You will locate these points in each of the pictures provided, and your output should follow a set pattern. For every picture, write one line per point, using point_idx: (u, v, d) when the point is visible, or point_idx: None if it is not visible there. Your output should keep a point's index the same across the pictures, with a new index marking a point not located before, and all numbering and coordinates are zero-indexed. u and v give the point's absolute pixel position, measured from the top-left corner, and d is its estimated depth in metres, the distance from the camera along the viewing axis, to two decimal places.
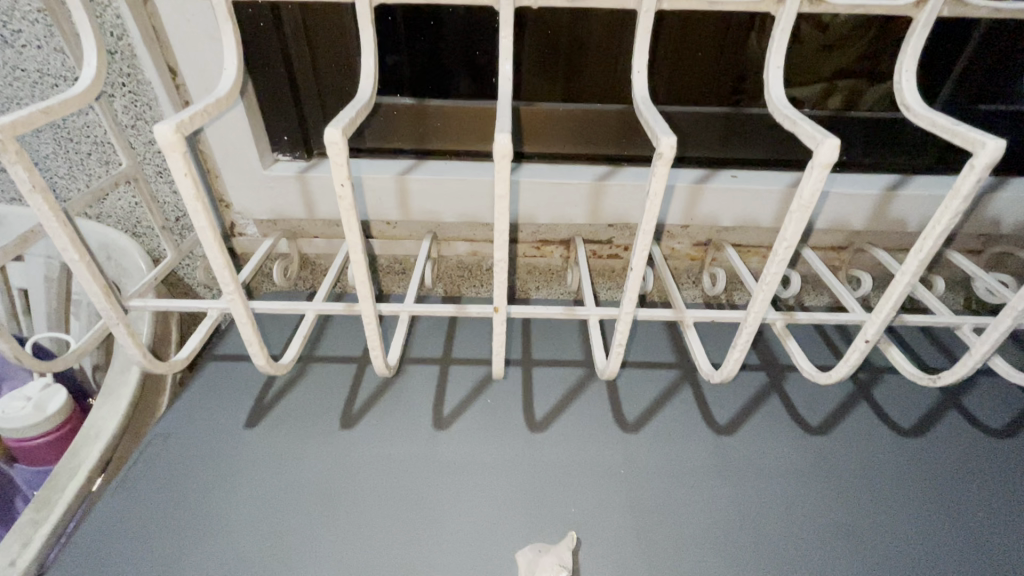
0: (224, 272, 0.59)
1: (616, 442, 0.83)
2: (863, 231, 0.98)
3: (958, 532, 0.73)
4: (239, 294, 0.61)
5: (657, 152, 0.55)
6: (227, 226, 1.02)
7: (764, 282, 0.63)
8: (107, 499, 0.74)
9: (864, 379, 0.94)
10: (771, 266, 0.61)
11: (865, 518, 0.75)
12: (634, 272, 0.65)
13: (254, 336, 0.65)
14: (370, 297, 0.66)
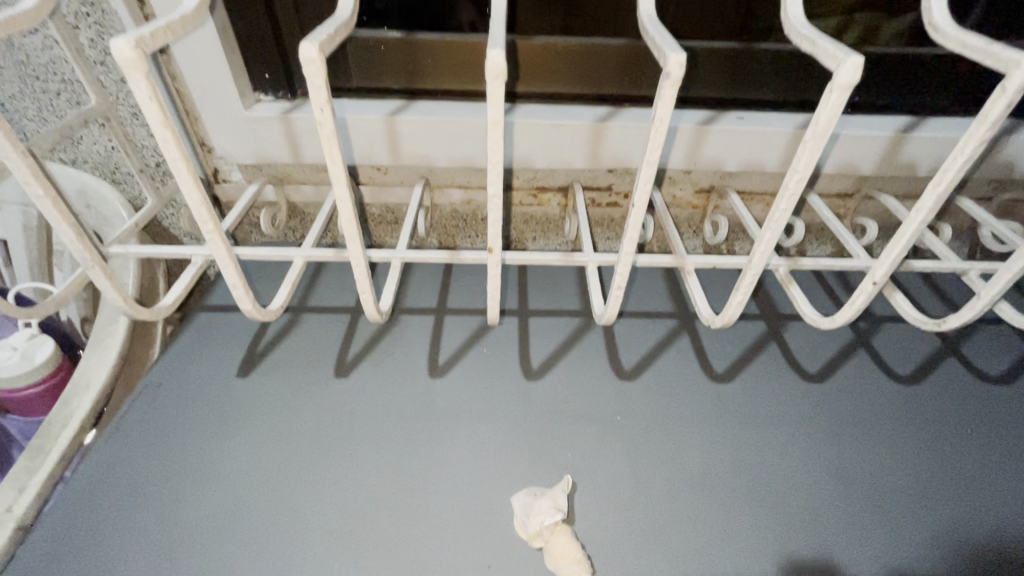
0: (201, 210, 0.55)
1: (613, 390, 0.82)
2: (872, 176, 0.95)
3: (948, 475, 0.74)
4: (219, 233, 0.57)
5: (665, 71, 0.50)
6: (210, 172, 0.97)
7: (772, 219, 0.60)
8: (101, 446, 0.73)
9: (864, 327, 0.93)
10: (781, 201, 0.58)
11: (858, 462, 0.75)
12: (636, 209, 0.62)
13: (238, 279, 0.62)
14: (358, 237, 0.62)
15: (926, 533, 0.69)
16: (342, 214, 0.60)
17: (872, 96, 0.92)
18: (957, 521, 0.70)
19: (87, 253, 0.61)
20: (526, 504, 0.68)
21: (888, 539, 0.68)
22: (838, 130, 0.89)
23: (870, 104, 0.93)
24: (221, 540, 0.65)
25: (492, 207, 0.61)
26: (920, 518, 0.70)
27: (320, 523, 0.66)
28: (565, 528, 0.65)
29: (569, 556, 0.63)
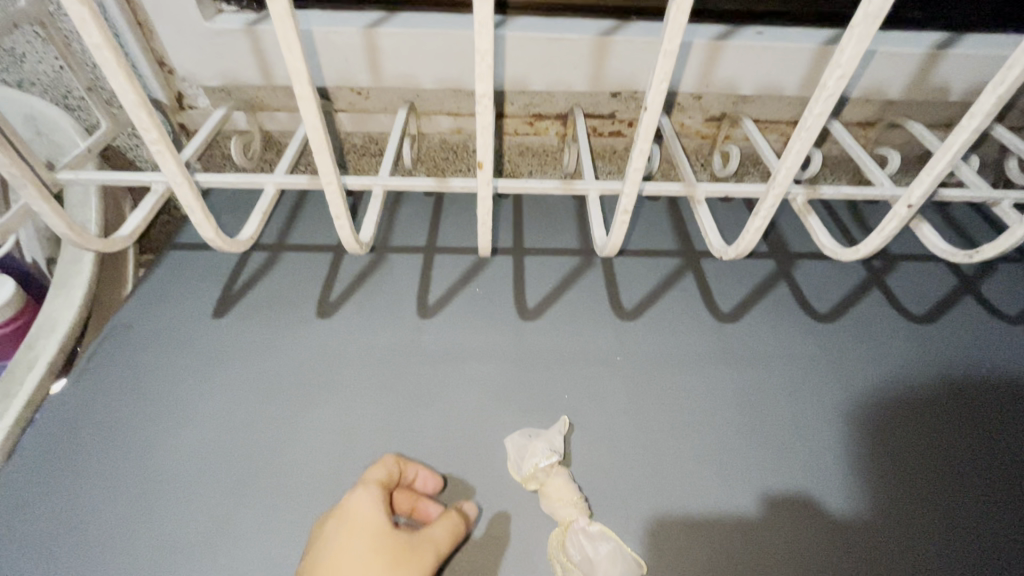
0: (139, 113, 0.45)
1: (613, 330, 0.78)
2: (898, 101, 0.87)
3: (955, 413, 0.72)
4: (166, 145, 0.48)
5: None
6: (173, 96, 0.88)
7: (803, 127, 0.51)
8: (69, 390, 0.69)
9: (879, 265, 0.88)
10: (816, 104, 0.49)
11: (865, 400, 0.72)
12: (649, 112, 0.53)
13: (195, 199, 0.52)
14: (327, 149, 0.52)
15: (929, 469, 0.67)
16: (306, 121, 0.50)
17: (906, 8, 0.83)
18: (962, 458, 0.68)
19: (18, 170, 0.53)
20: (520, 448, 0.65)
21: (890, 476, 0.66)
22: (871, 47, 0.80)
23: (903, 18, 0.84)
24: (201, 483, 0.62)
25: (482, 111, 0.49)
26: (925, 455, 0.68)
27: (305, 466, 0.64)
28: (561, 470, 0.63)
29: (566, 497, 0.61)
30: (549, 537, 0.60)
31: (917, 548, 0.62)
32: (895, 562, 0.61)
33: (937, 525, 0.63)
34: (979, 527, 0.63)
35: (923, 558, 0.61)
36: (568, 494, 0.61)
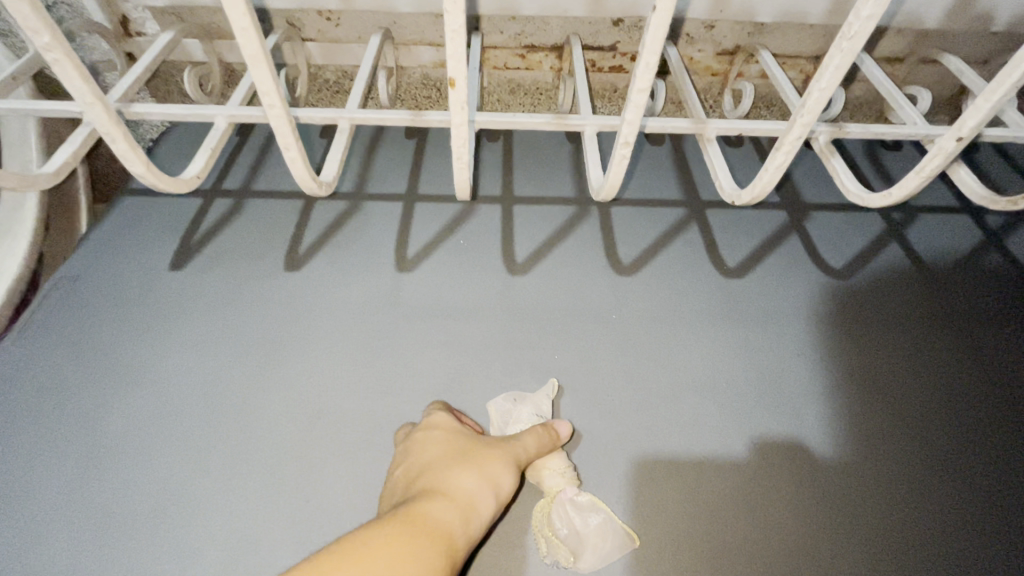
0: (21, 7, 0.35)
1: (608, 285, 0.71)
2: (932, 32, 0.78)
3: (969, 369, 0.67)
4: (66, 54, 0.38)
5: None
6: (117, 20, 0.77)
7: (844, 40, 0.40)
8: (9, 348, 0.63)
9: (899, 217, 0.81)
10: (864, 8, 0.37)
11: (873, 357, 0.67)
12: (657, 16, 0.40)
13: (110, 122, 0.43)
14: (264, 61, 0.41)
15: (950, 429, 0.63)
16: (231, 19, 0.37)
17: None
18: (984, 417, 0.64)
19: None
20: (506, 413, 0.61)
21: (909, 436, 0.62)
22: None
23: None
24: (156, 448, 0.57)
25: (450, 9, 0.39)
26: (947, 416, 0.64)
27: (271, 431, 0.58)
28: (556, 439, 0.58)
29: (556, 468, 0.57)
30: (532, 510, 0.56)
31: (938, 510, 0.58)
32: (915, 525, 0.57)
33: (952, 484, 0.59)
34: (996, 486, 0.59)
35: (945, 519, 0.57)
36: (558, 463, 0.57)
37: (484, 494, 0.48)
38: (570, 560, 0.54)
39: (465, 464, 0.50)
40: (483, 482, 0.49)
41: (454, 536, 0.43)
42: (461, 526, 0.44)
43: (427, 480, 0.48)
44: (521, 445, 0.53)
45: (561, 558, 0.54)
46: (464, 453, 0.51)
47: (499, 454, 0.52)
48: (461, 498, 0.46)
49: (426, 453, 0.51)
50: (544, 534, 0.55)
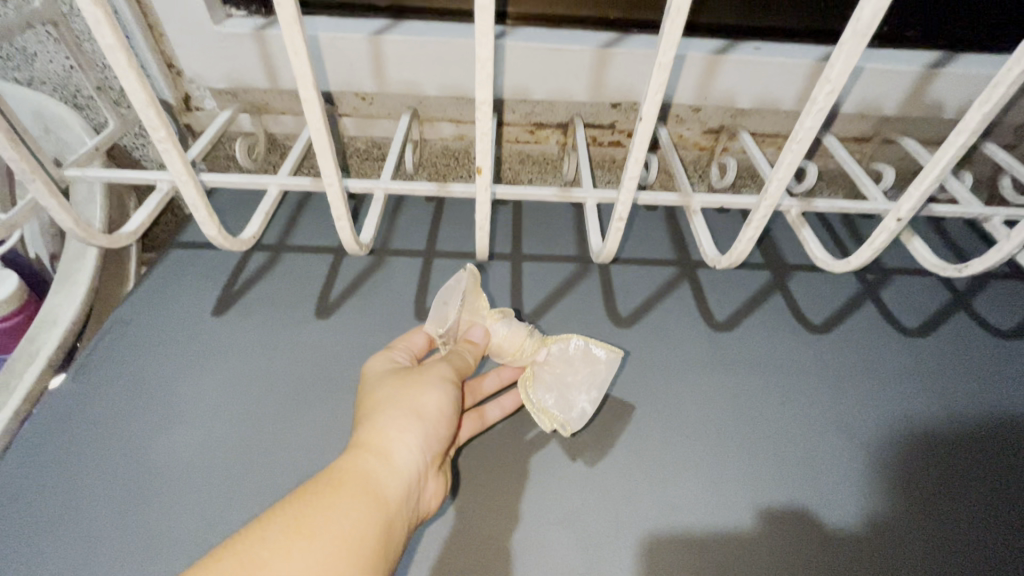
0: (149, 113, 0.48)
1: (608, 336, 0.79)
2: (894, 118, 0.88)
3: (965, 441, 0.71)
4: (175, 145, 0.51)
5: None
6: (180, 98, 0.89)
7: (794, 141, 0.51)
8: (66, 385, 0.70)
9: (873, 279, 0.89)
10: (806, 119, 0.49)
11: (868, 421, 0.72)
12: (645, 122, 0.53)
13: (198, 196, 0.55)
14: (328, 152, 0.56)
15: (955, 475, 0.68)
16: (310, 121, 0.52)
17: (897, 29, 0.85)
18: (1003, 489, 0.67)
19: (25, 164, 0.54)
20: (438, 316, 0.70)
21: (912, 506, 0.65)
22: (862, 64, 0.82)
23: (899, 36, 0.86)
24: (194, 478, 0.63)
25: (481, 117, 0.52)
26: (947, 459, 0.69)
27: (299, 465, 0.64)
28: (504, 317, 0.72)
29: (516, 341, 0.71)
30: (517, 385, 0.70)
31: None
32: None
33: (955, 556, 0.61)
34: (998, 560, 0.61)
35: None
36: (517, 338, 0.71)
37: (411, 429, 0.54)
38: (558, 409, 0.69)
39: (390, 407, 0.56)
40: (407, 418, 0.55)
41: (384, 480, 0.50)
42: (388, 466, 0.51)
43: (358, 430, 0.54)
44: (435, 372, 0.61)
45: (561, 421, 0.68)
46: (392, 394, 0.57)
47: (421, 388, 0.58)
48: (384, 444, 0.53)
49: (363, 402, 0.58)
50: (535, 404, 0.69)
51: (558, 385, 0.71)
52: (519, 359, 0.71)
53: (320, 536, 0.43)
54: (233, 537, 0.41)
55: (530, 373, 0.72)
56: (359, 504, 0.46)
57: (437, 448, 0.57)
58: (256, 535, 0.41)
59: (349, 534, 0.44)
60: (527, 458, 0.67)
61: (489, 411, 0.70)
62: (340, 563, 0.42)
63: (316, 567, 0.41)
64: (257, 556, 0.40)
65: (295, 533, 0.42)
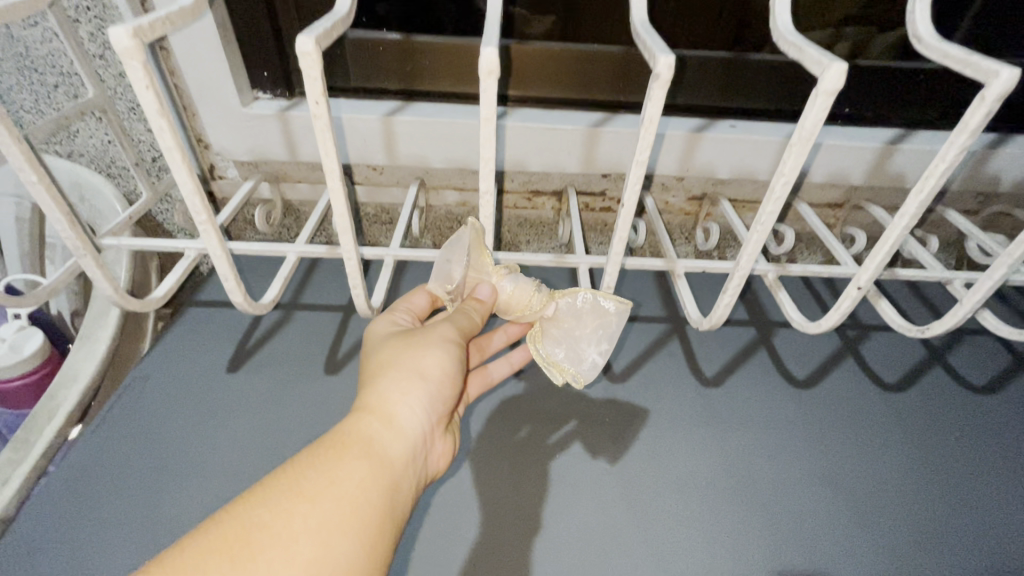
0: (195, 201, 0.55)
1: (602, 391, 0.83)
2: (860, 187, 0.97)
3: (948, 502, 0.73)
4: (213, 225, 0.58)
5: (653, 73, 0.49)
6: (206, 168, 0.97)
7: (758, 223, 0.58)
8: (86, 439, 0.73)
9: (852, 335, 0.94)
10: (767, 205, 0.56)
11: (854, 481, 0.75)
12: (625, 209, 0.60)
13: (229, 269, 0.62)
14: (349, 231, 0.63)
15: (939, 536, 0.70)
16: (335, 210, 0.60)
17: (859, 109, 0.94)
18: (987, 554, 0.69)
19: (79, 242, 0.61)
20: (444, 273, 0.67)
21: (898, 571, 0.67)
22: (819, 140, 0.91)
23: (860, 114, 0.95)
24: None
25: (484, 202, 0.61)
26: (930, 514, 0.72)
27: None
28: (511, 272, 0.66)
29: (525, 298, 0.65)
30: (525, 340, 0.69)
31: None
32: None
33: None
34: None
35: None
36: (524, 294, 0.65)
37: (413, 391, 0.55)
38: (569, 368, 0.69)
39: (393, 370, 0.56)
40: (410, 381, 0.55)
41: (387, 443, 0.51)
42: (391, 430, 0.52)
43: (363, 393, 0.55)
44: (436, 333, 0.60)
45: (572, 374, 0.68)
46: (395, 358, 0.57)
47: (424, 349, 0.58)
48: (387, 407, 0.54)
49: (369, 364, 0.59)
50: (545, 358, 0.68)
51: (569, 339, 0.69)
52: (527, 316, 0.66)
53: (322, 499, 0.44)
54: (237, 498, 0.43)
55: (540, 327, 0.69)
56: (361, 467, 0.48)
57: (440, 409, 0.58)
58: (259, 499, 0.43)
59: (351, 496, 0.46)
60: (525, 514, 0.70)
61: (493, 371, 0.77)
62: (341, 523, 0.44)
63: (317, 530, 0.43)
64: (259, 518, 0.42)
65: (296, 496, 0.44)
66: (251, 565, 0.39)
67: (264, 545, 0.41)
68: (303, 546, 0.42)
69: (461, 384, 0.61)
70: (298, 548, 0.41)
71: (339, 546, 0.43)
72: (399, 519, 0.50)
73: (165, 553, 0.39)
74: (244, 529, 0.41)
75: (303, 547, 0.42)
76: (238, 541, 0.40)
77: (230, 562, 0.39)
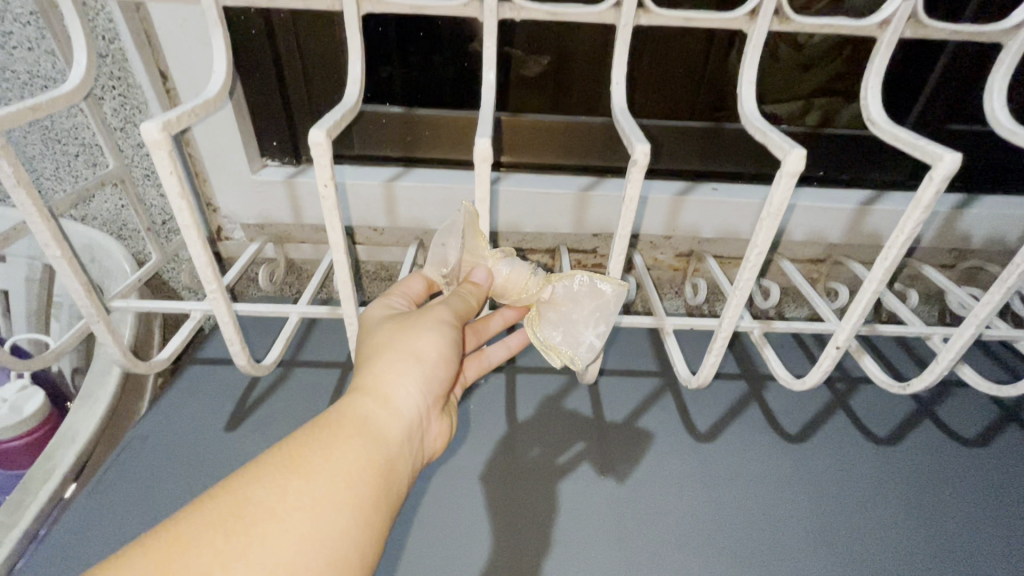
0: (207, 270, 0.59)
1: (597, 448, 0.83)
2: (840, 244, 1.01)
3: (950, 561, 0.72)
4: (223, 293, 0.62)
5: (631, 158, 0.54)
6: (214, 230, 1.01)
7: (738, 287, 0.61)
8: (82, 502, 0.73)
9: (842, 388, 0.96)
10: (744, 272, 0.59)
11: (854, 540, 0.74)
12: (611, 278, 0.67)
13: (234, 332, 0.66)
14: (351, 294, 0.67)
15: None
16: (339, 277, 0.64)
17: (833, 172, 1.00)
18: None
19: (93, 308, 0.64)
20: (440, 257, 0.66)
21: None
22: (793, 202, 0.96)
23: (834, 177, 1.01)
24: None
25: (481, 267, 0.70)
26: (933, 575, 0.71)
27: None
28: (507, 256, 0.66)
29: (521, 281, 0.65)
30: (522, 323, 0.68)
31: None
32: None
33: None
34: None
35: None
36: (520, 277, 0.65)
37: (409, 373, 0.54)
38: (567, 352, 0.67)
39: (388, 351, 0.55)
40: (406, 362, 0.54)
41: (383, 422, 0.50)
42: (387, 410, 0.51)
43: (359, 374, 0.54)
44: (433, 315, 0.58)
45: (568, 356, 0.67)
46: (390, 340, 0.56)
47: (419, 331, 0.56)
48: (383, 388, 0.53)
49: (365, 345, 0.57)
50: (542, 342, 0.67)
51: (566, 323, 0.67)
52: (524, 300, 0.66)
53: (316, 477, 0.43)
54: (232, 475, 0.42)
55: (537, 311, 0.68)
56: (356, 446, 0.47)
57: (437, 390, 0.57)
58: (253, 476, 0.42)
59: (346, 473, 0.45)
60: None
61: (489, 355, 0.76)
62: (337, 500, 0.43)
63: (312, 506, 0.42)
64: (254, 493, 0.41)
65: (291, 472, 0.43)
66: (246, 539, 0.39)
67: (259, 519, 0.40)
68: (297, 520, 0.41)
69: (457, 366, 0.60)
70: (292, 523, 0.40)
71: (335, 521, 0.42)
72: (396, 498, 0.49)
73: (159, 527, 0.38)
74: (239, 504, 0.40)
75: (298, 521, 0.41)
76: (233, 516, 0.39)
77: (225, 535, 0.38)
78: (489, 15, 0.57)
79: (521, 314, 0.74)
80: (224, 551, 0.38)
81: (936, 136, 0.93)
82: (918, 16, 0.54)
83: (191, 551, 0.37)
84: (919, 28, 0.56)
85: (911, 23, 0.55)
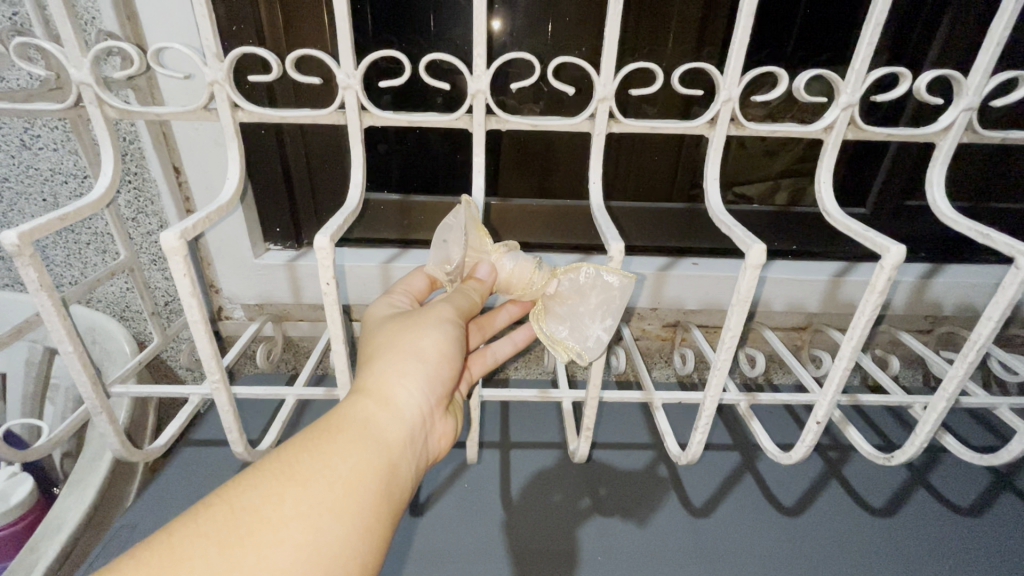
0: (211, 360, 0.62)
1: (592, 525, 0.83)
2: (820, 313, 1.05)
3: None
4: (223, 381, 0.64)
5: (609, 254, 0.60)
6: (216, 309, 1.04)
7: (717, 366, 0.64)
8: None
9: (834, 457, 0.96)
10: (721, 352, 0.63)
11: None
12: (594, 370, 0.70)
13: (233, 420, 0.68)
14: (347, 380, 0.70)
15: None
16: (336, 365, 0.67)
17: (808, 246, 1.06)
18: None
19: (97, 399, 0.66)
20: (441, 254, 0.65)
21: None
22: (769, 274, 1.01)
23: (808, 251, 1.06)
24: None
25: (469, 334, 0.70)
26: None
27: None
28: (511, 250, 0.65)
29: (526, 274, 0.64)
30: (528, 319, 0.67)
31: None
32: None
33: None
34: None
35: None
36: (524, 272, 0.64)
37: (411, 373, 0.55)
38: (573, 352, 0.66)
39: (389, 352, 0.56)
40: (408, 363, 0.55)
41: (385, 425, 0.51)
42: (389, 412, 0.52)
43: (362, 374, 0.55)
44: (434, 313, 0.59)
45: (576, 351, 0.66)
46: (392, 340, 0.57)
47: (421, 331, 0.57)
48: (385, 390, 0.53)
49: (368, 345, 0.59)
50: (549, 336, 0.67)
51: (572, 318, 0.67)
52: (529, 295, 0.65)
53: (314, 483, 0.44)
54: (227, 484, 0.43)
55: (543, 305, 0.67)
56: (356, 450, 0.47)
57: (440, 391, 0.58)
58: (249, 484, 0.42)
59: (344, 478, 0.45)
60: None
61: (488, 356, 0.76)
62: (335, 507, 0.43)
63: (308, 514, 0.42)
64: (249, 502, 0.41)
65: (287, 480, 0.43)
66: (238, 550, 0.38)
67: (253, 530, 0.40)
68: (293, 530, 0.41)
69: (460, 365, 0.60)
70: (288, 532, 0.40)
71: (333, 528, 0.42)
72: (398, 504, 0.49)
73: (152, 539, 0.38)
74: (232, 514, 0.40)
75: (294, 528, 0.41)
76: (228, 526, 0.40)
77: (217, 546, 0.38)
78: (478, 127, 0.64)
79: (525, 310, 0.75)
80: (216, 563, 0.37)
81: (896, 212, 0.99)
82: (857, 122, 0.61)
83: (183, 562, 0.37)
84: (860, 132, 0.63)
85: (853, 126, 0.62)
